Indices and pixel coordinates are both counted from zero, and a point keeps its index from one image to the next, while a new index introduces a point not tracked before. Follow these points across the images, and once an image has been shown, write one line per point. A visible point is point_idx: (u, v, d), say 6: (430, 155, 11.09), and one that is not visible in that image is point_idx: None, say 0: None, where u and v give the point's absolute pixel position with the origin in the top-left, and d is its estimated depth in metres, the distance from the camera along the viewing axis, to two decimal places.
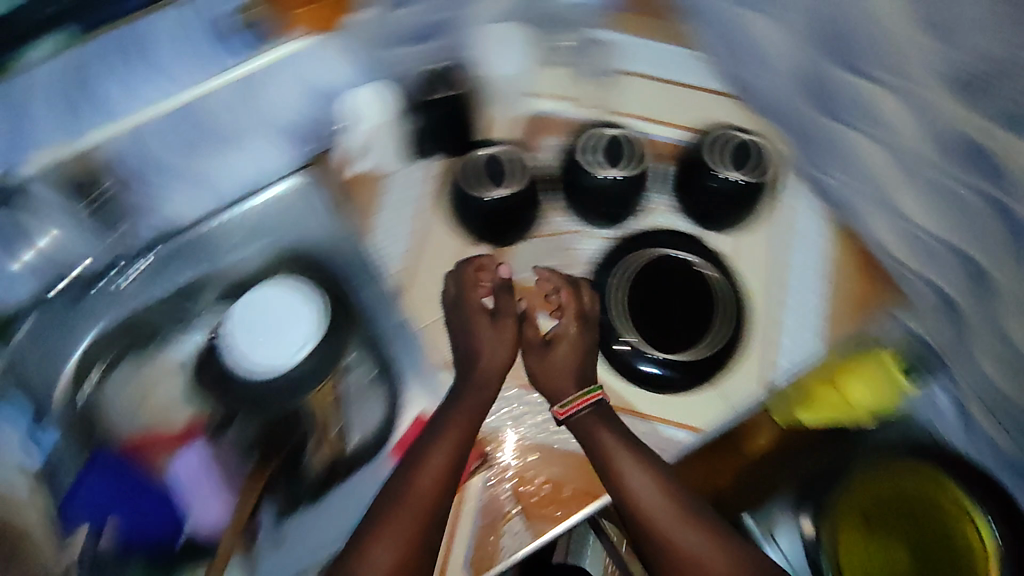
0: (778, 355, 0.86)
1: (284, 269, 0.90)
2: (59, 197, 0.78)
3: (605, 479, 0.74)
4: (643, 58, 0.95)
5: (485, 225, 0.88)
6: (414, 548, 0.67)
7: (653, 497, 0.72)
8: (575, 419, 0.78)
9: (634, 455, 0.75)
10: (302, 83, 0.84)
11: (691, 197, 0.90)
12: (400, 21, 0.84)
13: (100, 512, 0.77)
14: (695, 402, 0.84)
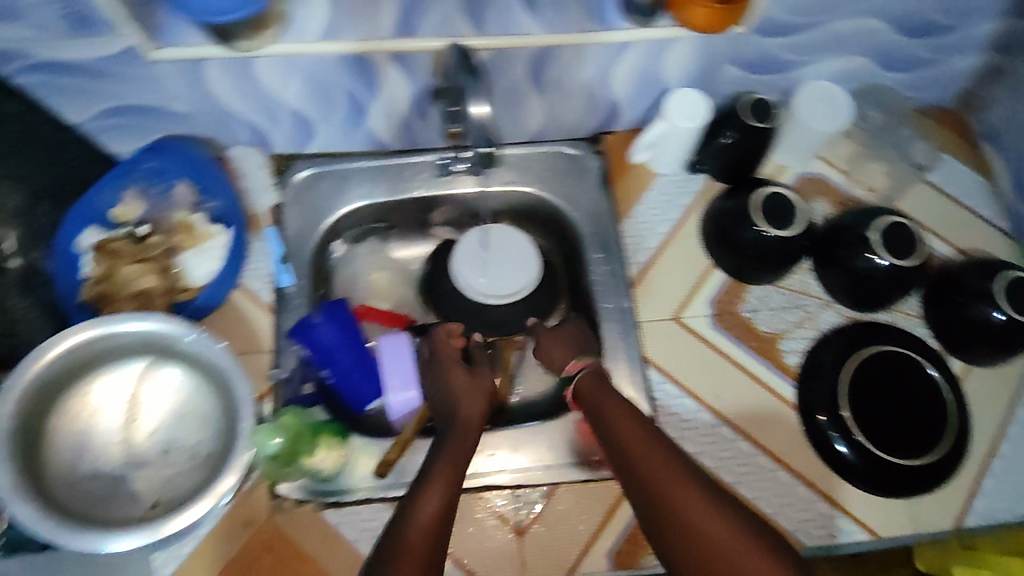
0: (969, 514, 0.78)
1: (505, 218, 0.94)
2: (327, 189, 0.86)
3: (625, 469, 0.63)
4: (945, 173, 0.90)
5: (742, 261, 0.84)
6: (436, 533, 0.57)
7: (658, 464, 0.61)
8: (580, 388, 0.73)
9: (640, 425, 0.66)
10: (614, 78, 0.80)
11: (946, 315, 0.83)
12: (766, 44, 0.77)
13: (320, 359, 0.78)
14: (867, 505, 0.78)
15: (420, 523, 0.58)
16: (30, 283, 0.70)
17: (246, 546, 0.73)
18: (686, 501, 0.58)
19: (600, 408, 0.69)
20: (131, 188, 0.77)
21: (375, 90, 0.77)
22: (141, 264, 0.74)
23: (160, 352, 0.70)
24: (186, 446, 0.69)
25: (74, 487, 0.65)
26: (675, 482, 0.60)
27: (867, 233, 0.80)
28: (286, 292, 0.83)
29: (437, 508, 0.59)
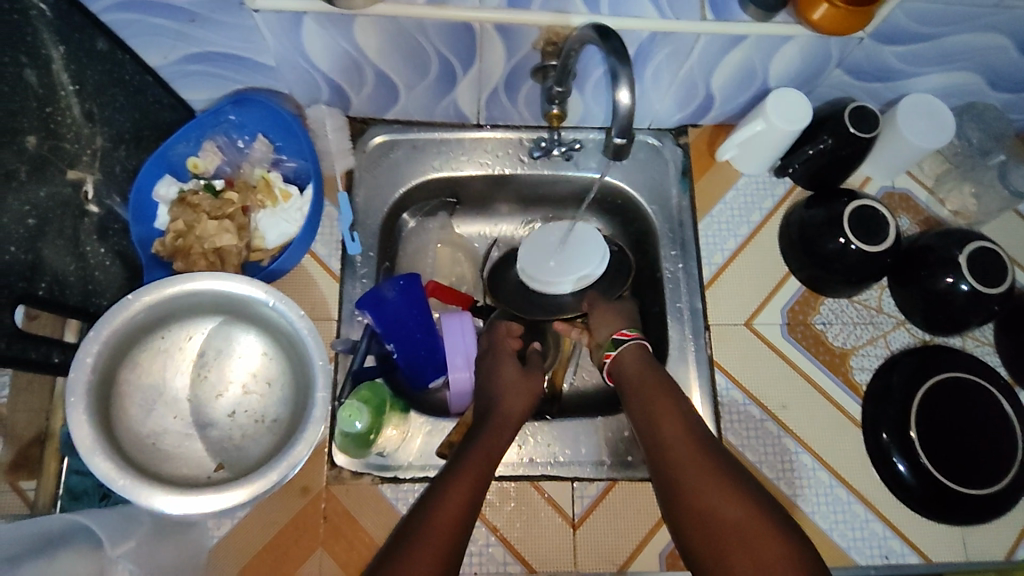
0: (1020, 548, 0.77)
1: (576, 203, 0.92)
2: (403, 157, 0.86)
3: (657, 453, 0.66)
4: None
5: (826, 272, 0.81)
6: (470, 502, 0.60)
7: (691, 450, 0.64)
8: (622, 363, 0.75)
9: (676, 412, 0.68)
10: (714, 74, 0.77)
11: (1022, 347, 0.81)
12: (880, 52, 0.74)
13: (387, 334, 0.76)
14: (915, 531, 0.77)
15: (456, 490, 0.60)
16: (105, 230, 0.69)
17: (300, 514, 0.72)
18: (709, 485, 0.61)
19: (639, 389, 0.71)
20: (210, 141, 0.75)
21: (470, 61, 0.74)
22: (218, 221, 0.72)
23: (235, 314, 0.68)
24: (253, 411, 0.69)
25: (144, 443, 0.64)
26: (700, 467, 0.62)
27: (954, 255, 0.78)
28: (354, 260, 0.81)
29: (468, 485, 0.61)
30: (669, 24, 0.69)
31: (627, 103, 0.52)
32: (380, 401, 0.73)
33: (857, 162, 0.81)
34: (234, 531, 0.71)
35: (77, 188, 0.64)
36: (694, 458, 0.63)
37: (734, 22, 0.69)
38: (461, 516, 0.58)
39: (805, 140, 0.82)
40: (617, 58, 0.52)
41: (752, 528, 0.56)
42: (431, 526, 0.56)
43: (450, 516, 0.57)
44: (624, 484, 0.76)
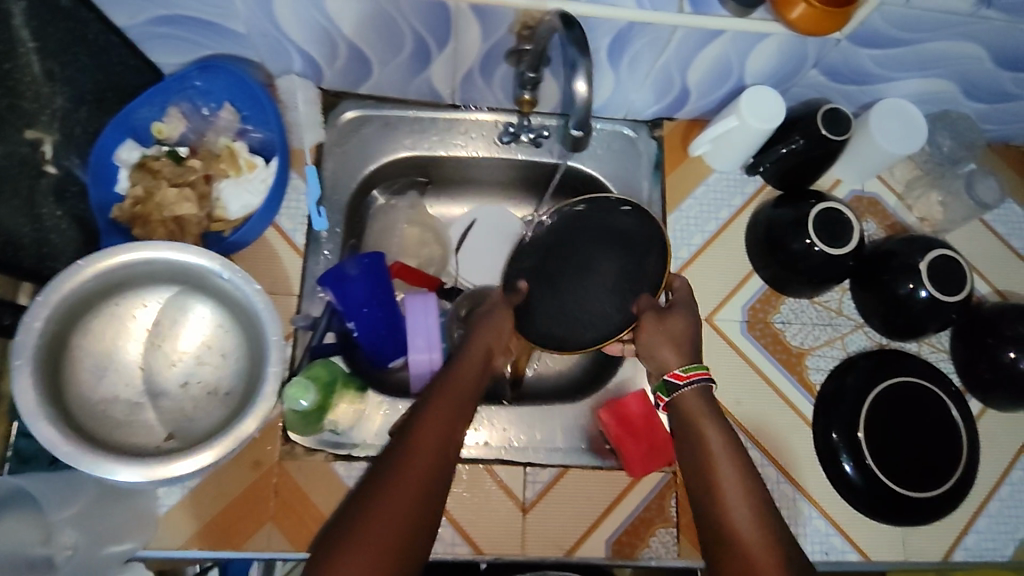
0: (957, 549, 0.80)
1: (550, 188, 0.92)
2: (374, 133, 0.85)
3: (703, 489, 0.57)
4: (999, 214, 0.89)
5: (789, 273, 0.81)
6: (437, 474, 0.52)
7: (742, 501, 0.55)
8: (679, 402, 0.65)
9: (733, 450, 0.59)
10: (691, 66, 0.77)
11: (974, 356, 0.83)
12: (857, 55, 0.74)
13: (347, 311, 0.77)
14: (860, 527, 0.79)
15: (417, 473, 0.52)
16: (62, 192, 0.67)
17: (251, 487, 0.74)
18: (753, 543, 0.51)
19: (692, 419, 0.63)
20: (175, 107, 0.74)
21: (445, 40, 0.72)
22: (179, 189, 0.71)
23: (191, 283, 0.68)
24: (206, 382, 0.69)
25: (94, 408, 0.64)
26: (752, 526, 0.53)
27: (915, 261, 0.79)
28: (319, 236, 0.81)
29: (443, 428, 0.55)
30: (646, 14, 0.68)
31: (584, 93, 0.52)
32: (330, 379, 0.73)
33: (827, 164, 0.81)
34: (184, 501, 0.72)
35: (36, 148, 0.62)
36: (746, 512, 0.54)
37: (712, 17, 0.68)
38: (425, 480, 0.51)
39: (777, 139, 0.82)
40: (578, 49, 0.51)
41: None
42: (384, 520, 0.48)
43: (405, 501, 0.49)
44: (575, 472, 0.77)
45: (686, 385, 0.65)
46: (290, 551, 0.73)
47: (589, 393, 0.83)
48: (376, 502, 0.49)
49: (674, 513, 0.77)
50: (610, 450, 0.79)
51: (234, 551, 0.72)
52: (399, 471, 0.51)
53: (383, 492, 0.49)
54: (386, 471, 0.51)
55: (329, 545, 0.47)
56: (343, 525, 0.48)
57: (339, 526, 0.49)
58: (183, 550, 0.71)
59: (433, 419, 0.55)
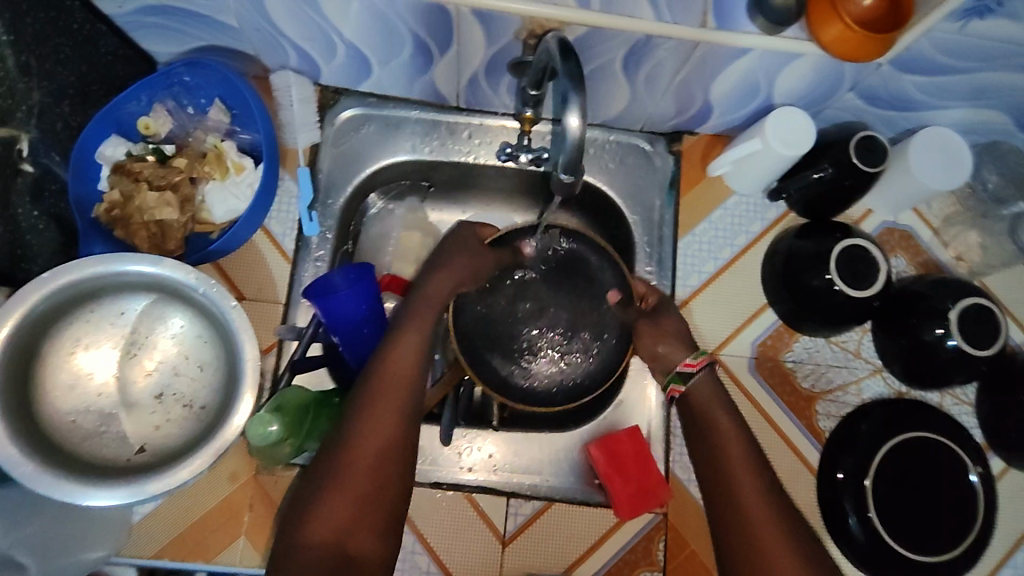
0: None
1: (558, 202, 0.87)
2: (373, 134, 0.80)
3: (715, 475, 0.58)
4: None
5: (806, 312, 0.76)
6: (397, 432, 0.56)
7: (752, 486, 0.55)
8: (691, 387, 0.66)
9: (740, 433, 0.60)
10: (714, 82, 0.70)
11: (1002, 413, 0.76)
12: (900, 80, 0.66)
13: (331, 325, 0.73)
14: None
15: (376, 430, 0.55)
16: (41, 190, 0.65)
17: (226, 500, 0.72)
18: (759, 527, 0.53)
19: (705, 404, 0.63)
20: (161, 104, 0.71)
21: (447, 43, 0.67)
22: (160, 192, 0.67)
23: (169, 292, 0.66)
24: (182, 394, 0.66)
25: (62, 418, 0.62)
26: (761, 511, 0.54)
27: (945, 308, 0.72)
28: (309, 241, 0.77)
29: (406, 377, 0.58)
30: (665, 28, 0.61)
31: (577, 130, 0.48)
32: (301, 404, 0.63)
33: (857, 194, 0.75)
34: (159, 510, 0.71)
35: (10, 147, 0.60)
36: (756, 497, 0.55)
37: (738, 34, 0.61)
38: (386, 439, 0.55)
39: (805, 164, 0.76)
40: (570, 81, 0.48)
41: None
42: (352, 481, 0.53)
43: (370, 463, 0.54)
44: (559, 507, 0.74)
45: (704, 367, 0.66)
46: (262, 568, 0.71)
47: (584, 422, 0.78)
48: (345, 464, 0.54)
49: (661, 557, 0.73)
50: (599, 485, 0.76)
51: (205, 564, 0.70)
52: (363, 434, 0.55)
53: (349, 454, 0.54)
54: (354, 431, 0.55)
55: (308, 500, 0.53)
56: (318, 482, 0.54)
57: (316, 483, 0.54)
58: (154, 558, 0.70)
59: (392, 379, 0.58)
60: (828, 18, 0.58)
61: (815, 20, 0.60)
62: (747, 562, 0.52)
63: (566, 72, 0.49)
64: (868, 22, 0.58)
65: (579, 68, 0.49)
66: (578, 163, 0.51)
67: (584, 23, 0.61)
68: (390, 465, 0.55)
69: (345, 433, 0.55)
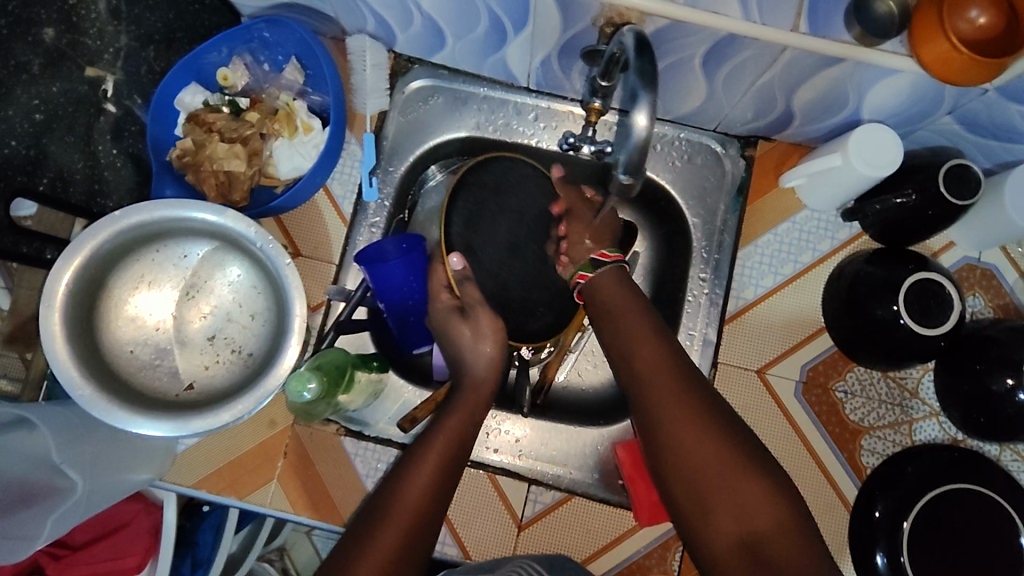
0: None
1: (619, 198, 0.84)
2: (440, 107, 0.80)
3: (648, 418, 0.59)
4: None
5: (865, 343, 0.72)
6: (425, 515, 0.56)
7: (695, 429, 0.56)
8: (596, 285, 0.69)
9: (671, 365, 0.61)
10: (795, 90, 0.67)
11: None
12: (1006, 108, 0.61)
13: (377, 292, 0.73)
14: None
15: (412, 498, 0.57)
16: (121, 130, 0.68)
17: (263, 444, 0.74)
18: (701, 454, 0.55)
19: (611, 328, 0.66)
20: (240, 58, 0.73)
21: (522, 23, 0.65)
22: (230, 144, 0.69)
23: (229, 241, 0.68)
24: (232, 339, 0.69)
25: (120, 348, 0.65)
26: (692, 429, 0.56)
27: (1019, 358, 0.66)
28: (367, 207, 0.78)
29: (448, 461, 0.60)
30: (752, 28, 0.58)
31: (644, 129, 0.48)
32: (331, 373, 0.64)
33: (936, 224, 0.70)
34: (199, 446, 0.74)
35: (96, 86, 0.64)
36: (694, 432, 0.56)
37: (832, 43, 0.58)
38: (425, 502, 0.57)
39: (885, 188, 0.71)
40: (640, 77, 0.47)
41: (740, 495, 0.52)
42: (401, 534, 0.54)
43: (409, 525, 0.55)
44: (578, 502, 0.74)
45: (607, 265, 0.70)
46: (290, 513, 0.74)
47: (616, 422, 0.77)
48: (376, 537, 0.54)
49: (675, 567, 0.73)
50: (621, 487, 0.75)
51: (237, 500, 0.73)
52: (389, 521, 0.55)
53: (387, 518, 0.55)
54: (394, 494, 0.57)
55: (345, 549, 0.54)
56: (343, 553, 0.53)
57: (341, 556, 0.53)
58: (193, 488, 0.74)
59: (427, 465, 0.59)
60: (933, 35, 0.54)
61: (916, 35, 0.56)
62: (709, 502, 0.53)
63: (638, 65, 0.47)
64: (976, 44, 0.54)
65: (653, 64, 0.48)
66: (640, 165, 0.51)
67: (665, 16, 0.58)
68: (423, 531, 0.56)
69: (376, 515, 0.55)
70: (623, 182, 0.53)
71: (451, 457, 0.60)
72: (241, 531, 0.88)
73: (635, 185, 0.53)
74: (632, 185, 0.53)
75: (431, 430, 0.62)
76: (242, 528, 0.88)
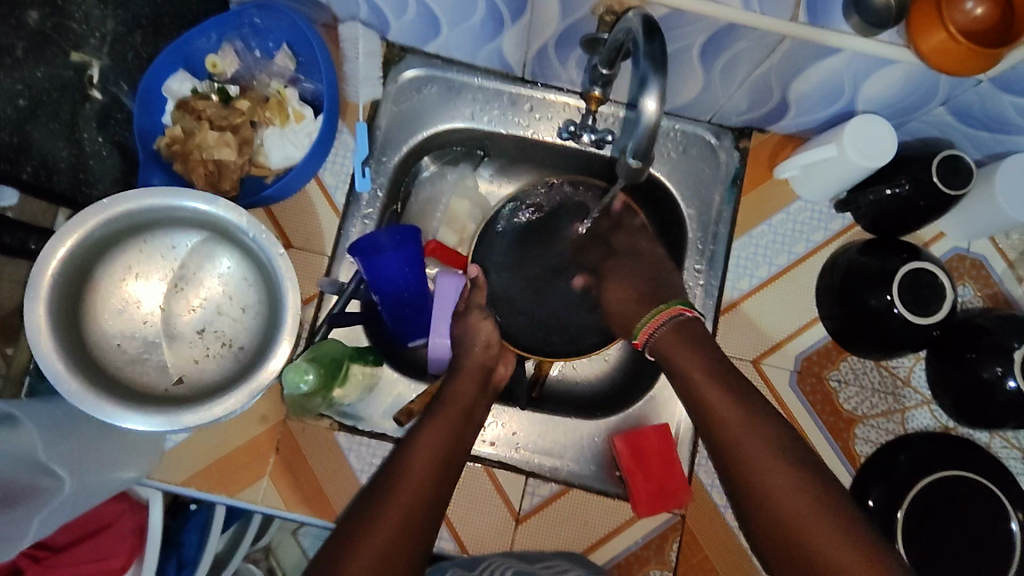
0: None
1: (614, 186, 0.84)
2: (434, 96, 0.79)
3: (728, 464, 0.59)
4: None
5: (858, 334, 0.73)
6: (416, 510, 0.57)
7: (779, 476, 0.56)
8: (659, 344, 0.66)
9: (746, 408, 0.60)
10: (792, 82, 0.67)
11: None
12: (1000, 99, 0.62)
13: (372, 284, 0.72)
14: None
15: (405, 496, 0.57)
16: (106, 118, 0.66)
17: (255, 440, 0.73)
18: (784, 501, 0.55)
19: (674, 368, 0.63)
20: (229, 44, 0.71)
21: (521, 12, 0.64)
22: (220, 132, 0.68)
23: (219, 232, 0.66)
24: (222, 333, 0.67)
25: (107, 342, 0.63)
26: (778, 475, 0.56)
27: (1010, 346, 0.68)
28: (360, 197, 0.77)
29: (439, 457, 0.61)
30: (752, 17, 0.58)
31: (651, 113, 0.47)
32: (325, 366, 0.63)
33: (924, 215, 0.71)
34: (187, 442, 0.72)
35: (81, 72, 0.62)
36: (773, 479, 0.56)
37: (829, 32, 0.58)
38: (416, 500, 0.57)
39: (879, 179, 0.72)
40: (650, 61, 0.47)
41: (823, 543, 0.53)
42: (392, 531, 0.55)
43: (398, 525, 0.55)
44: (576, 494, 0.74)
45: (664, 325, 0.66)
46: (282, 509, 0.72)
47: (613, 414, 0.77)
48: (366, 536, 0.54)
49: (673, 557, 0.73)
50: (619, 478, 0.75)
51: (228, 497, 0.72)
52: (379, 517, 0.55)
53: (378, 515, 0.56)
54: (387, 489, 0.57)
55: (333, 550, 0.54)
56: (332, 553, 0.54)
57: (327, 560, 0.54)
58: (182, 486, 0.72)
59: (420, 460, 0.60)
60: (932, 26, 0.55)
61: (915, 25, 0.56)
62: (787, 537, 0.55)
63: (645, 50, 0.47)
64: (973, 35, 0.55)
65: (662, 49, 0.47)
66: (648, 151, 0.50)
67: (666, 4, 0.58)
68: (415, 527, 0.56)
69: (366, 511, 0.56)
70: (630, 167, 0.53)
71: (443, 450, 0.61)
72: (228, 532, 0.86)
73: (641, 171, 0.53)
74: (639, 172, 0.52)
75: (424, 422, 0.63)
76: (229, 528, 0.86)
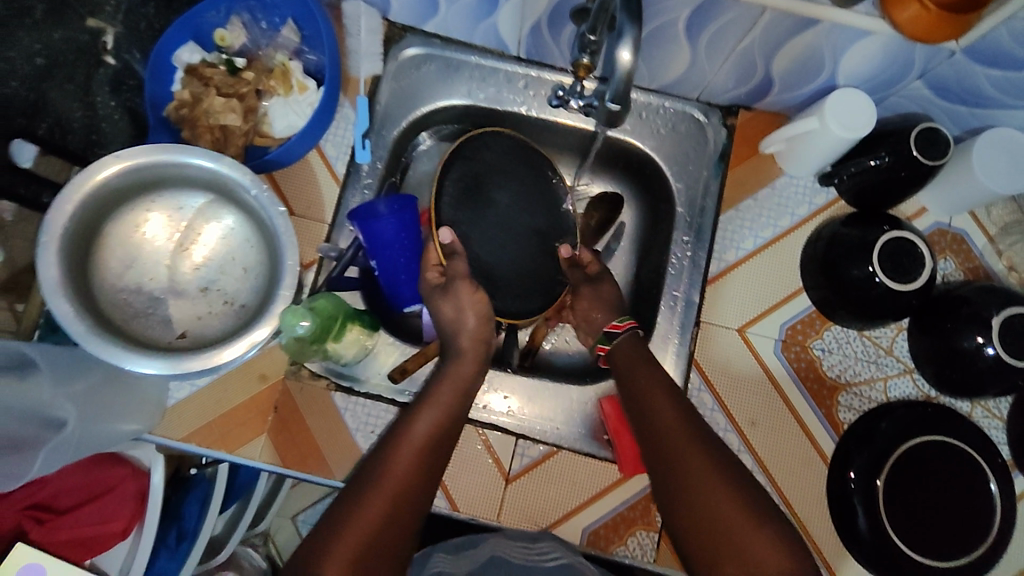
0: None
1: (606, 162, 0.87)
2: (433, 73, 0.82)
3: (663, 471, 0.58)
4: None
5: (841, 303, 0.75)
6: (422, 467, 0.58)
7: (716, 487, 0.55)
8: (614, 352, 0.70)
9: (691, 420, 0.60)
10: (775, 56, 0.70)
11: None
12: (973, 71, 0.65)
13: (371, 248, 0.74)
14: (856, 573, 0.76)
15: (406, 453, 0.58)
16: (119, 83, 0.70)
17: (254, 398, 0.75)
18: (717, 505, 0.54)
19: (630, 377, 0.67)
20: (237, 17, 0.74)
21: None
22: (227, 99, 0.71)
23: (224, 193, 0.69)
24: (225, 291, 0.70)
25: (115, 294, 0.66)
26: (711, 481, 0.55)
27: (988, 314, 0.69)
28: (360, 168, 0.80)
29: (443, 417, 0.63)
30: None
31: (627, 64, 0.50)
32: (324, 318, 0.67)
33: (905, 186, 0.73)
34: (189, 400, 0.75)
35: (96, 37, 0.66)
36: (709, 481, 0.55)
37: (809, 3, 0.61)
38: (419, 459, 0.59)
39: (862, 151, 0.74)
40: (627, 17, 0.49)
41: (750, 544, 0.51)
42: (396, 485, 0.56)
43: (400, 482, 0.56)
44: (565, 455, 0.76)
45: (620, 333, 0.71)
46: (280, 466, 0.74)
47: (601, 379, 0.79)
48: (371, 491, 0.55)
49: (659, 519, 0.74)
50: (608, 441, 0.76)
51: (227, 454, 0.74)
52: (384, 472, 0.57)
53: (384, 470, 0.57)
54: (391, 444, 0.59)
55: (338, 508, 0.55)
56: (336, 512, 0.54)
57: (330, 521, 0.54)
58: (183, 442, 0.74)
59: (424, 419, 0.61)
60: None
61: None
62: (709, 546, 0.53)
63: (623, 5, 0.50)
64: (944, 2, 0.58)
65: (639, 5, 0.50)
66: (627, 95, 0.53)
67: None
68: (420, 482, 0.57)
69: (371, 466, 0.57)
70: (611, 112, 0.56)
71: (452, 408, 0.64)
72: None
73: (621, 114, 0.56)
74: (618, 114, 0.56)
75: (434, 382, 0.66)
76: None
